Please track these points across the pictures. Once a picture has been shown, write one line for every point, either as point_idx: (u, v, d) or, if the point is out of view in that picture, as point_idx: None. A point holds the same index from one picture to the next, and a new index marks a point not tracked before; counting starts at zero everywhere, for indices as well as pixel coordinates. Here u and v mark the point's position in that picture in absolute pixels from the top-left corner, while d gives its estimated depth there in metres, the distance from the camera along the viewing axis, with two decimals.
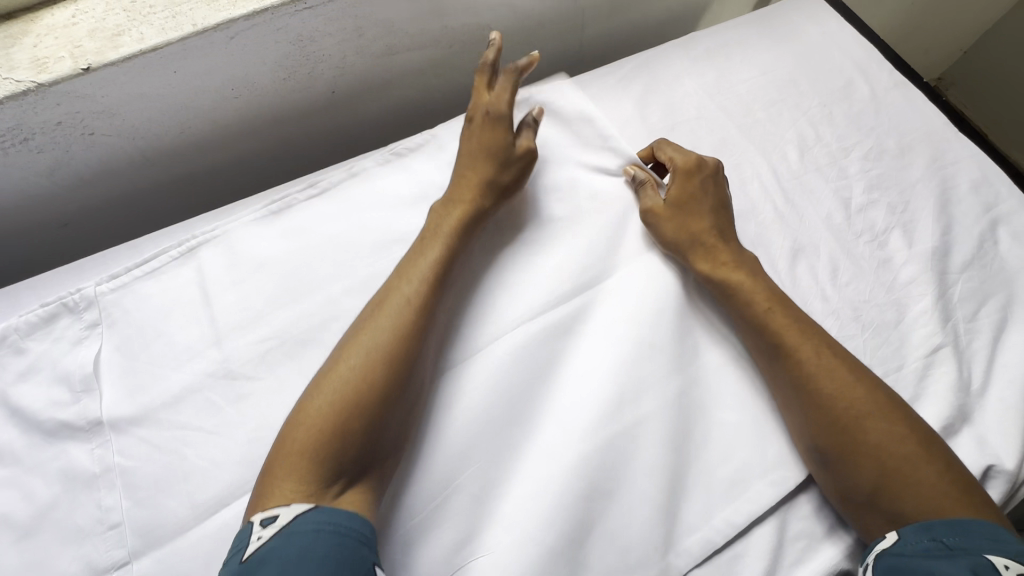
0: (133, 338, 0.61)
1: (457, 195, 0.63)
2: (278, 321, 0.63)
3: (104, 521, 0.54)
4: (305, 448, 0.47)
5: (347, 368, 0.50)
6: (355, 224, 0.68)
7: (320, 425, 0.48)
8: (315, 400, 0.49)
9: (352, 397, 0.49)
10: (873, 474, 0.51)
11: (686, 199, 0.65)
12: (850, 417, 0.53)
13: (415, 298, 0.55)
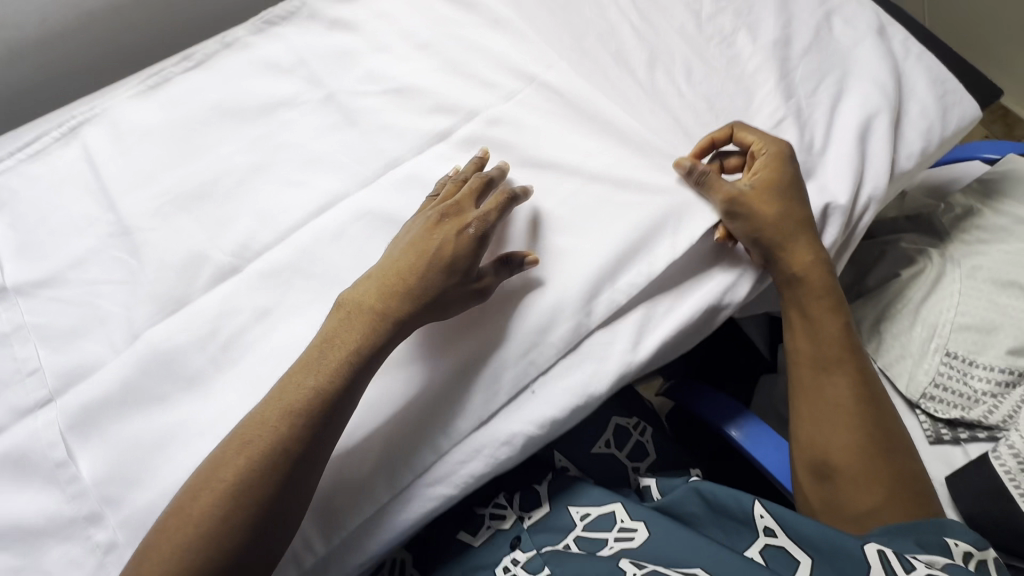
0: (27, 214, 0.63)
1: (426, 225, 0.59)
2: (169, 183, 0.66)
3: (22, 370, 0.57)
4: (232, 489, 0.48)
5: (281, 411, 0.51)
6: (234, 88, 0.70)
7: (250, 463, 0.49)
8: (252, 433, 0.51)
9: (288, 443, 0.50)
10: (834, 424, 0.62)
11: (778, 184, 0.62)
12: (842, 404, 0.62)
13: (365, 341, 0.54)
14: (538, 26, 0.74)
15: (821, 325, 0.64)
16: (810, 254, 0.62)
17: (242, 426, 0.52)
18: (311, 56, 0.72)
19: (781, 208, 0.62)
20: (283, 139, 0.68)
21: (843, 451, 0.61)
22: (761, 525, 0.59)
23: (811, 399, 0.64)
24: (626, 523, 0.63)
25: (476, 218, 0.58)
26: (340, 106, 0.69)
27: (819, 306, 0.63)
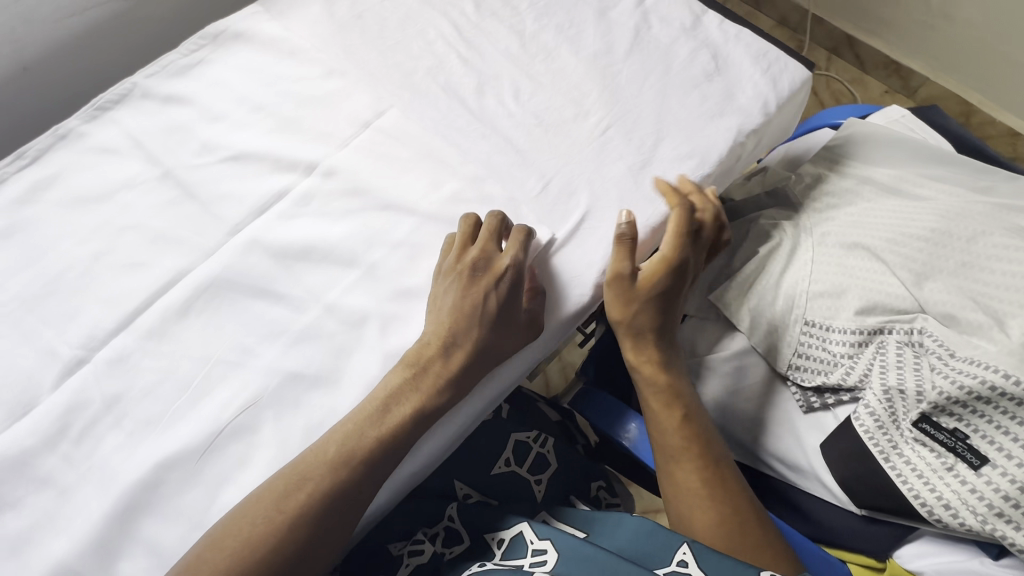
0: None
1: (483, 277, 0.60)
2: (12, 284, 0.65)
3: None
4: (290, 513, 0.51)
5: (351, 446, 0.54)
6: (73, 181, 0.70)
7: (309, 497, 0.52)
8: (322, 461, 0.54)
9: (356, 482, 0.54)
10: (693, 503, 0.62)
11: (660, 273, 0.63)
12: (697, 485, 0.62)
13: (434, 389, 0.57)
14: (368, 71, 0.75)
15: (667, 415, 0.65)
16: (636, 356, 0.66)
17: (315, 454, 0.54)
18: (148, 139, 0.72)
19: (640, 301, 0.63)
20: (124, 222, 0.68)
21: (704, 528, 0.61)
22: (677, 557, 0.58)
23: (671, 487, 0.64)
24: (535, 547, 0.61)
25: (510, 267, 0.60)
26: (179, 181, 0.69)
27: (659, 391, 0.66)
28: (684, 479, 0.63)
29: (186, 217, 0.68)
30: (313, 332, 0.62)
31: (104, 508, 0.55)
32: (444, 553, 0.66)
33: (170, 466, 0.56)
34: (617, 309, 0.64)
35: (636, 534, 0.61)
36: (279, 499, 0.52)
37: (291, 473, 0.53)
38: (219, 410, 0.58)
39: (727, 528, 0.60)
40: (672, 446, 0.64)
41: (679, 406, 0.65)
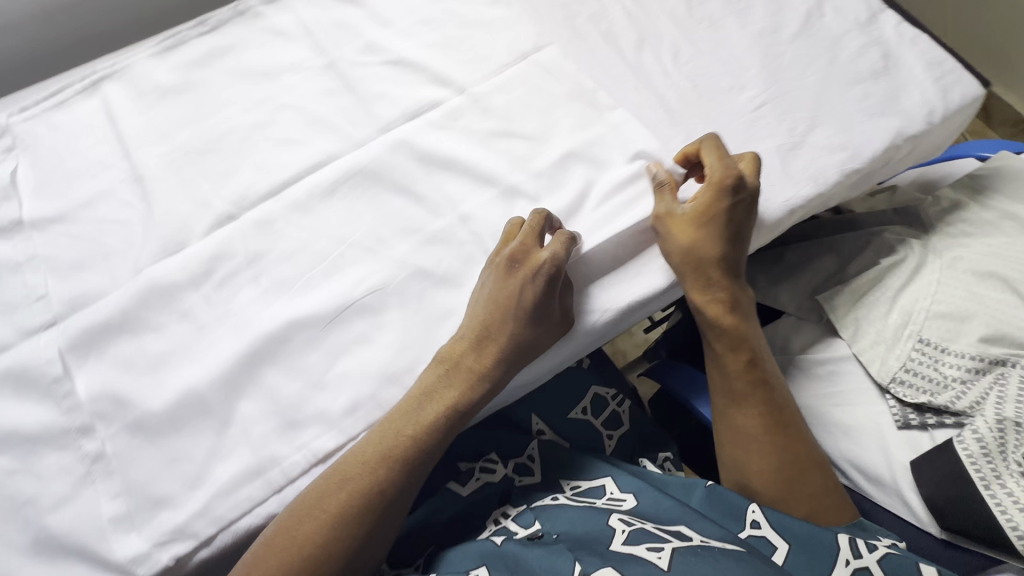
0: (45, 156, 0.68)
1: (520, 271, 0.58)
2: (178, 136, 0.69)
3: (31, 295, 0.61)
4: (346, 510, 0.52)
5: (398, 449, 0.54)
6: (244, 55, 0.74)
7: (359, 496, 0.53)
8: (375, 457, 0.54)
9: (396, 486, 0.54)
10: (748, 453, 0.63)
11: (709, 203, 0.61)
12: (756, 434, 0.63)
13: (461, 395, 0.57)
14: (533, 5, 0.76)
15: (733, 357, 0.64)
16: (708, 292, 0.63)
17: (363, 454, 0.54)
18: (317, 29, 0.75)
19: (706, 220, 0.61)
20: (285, 101, 0.71)
21: (761, 474, 0.62)
22: (750, 518, 0.60)
23: (727, 432, 0.65)
24: (615, 493, 0.64)
25: (551, 260, 0.58)
26: (341, 74, 0.73)
27: (730, 325, 0.64)
28: (743, 425, 0.63)
29: (343, 107, 0.71)
30: (445, 237, 0.64)
31: (235, 350, 0.59)
32: (514, 480, 0.70)
33: (298, 327, 0.60)
34: (679, 240, 0.62)
35: (706, 500, 0.62)
36: (334, 491, 0.53)
37: (340, 469, 0.54)
38: (348, 289, 0.62)
39: (788, 473, 0.62)
40: (733, 388, 0.64)
41: (744, 350, 0.64)
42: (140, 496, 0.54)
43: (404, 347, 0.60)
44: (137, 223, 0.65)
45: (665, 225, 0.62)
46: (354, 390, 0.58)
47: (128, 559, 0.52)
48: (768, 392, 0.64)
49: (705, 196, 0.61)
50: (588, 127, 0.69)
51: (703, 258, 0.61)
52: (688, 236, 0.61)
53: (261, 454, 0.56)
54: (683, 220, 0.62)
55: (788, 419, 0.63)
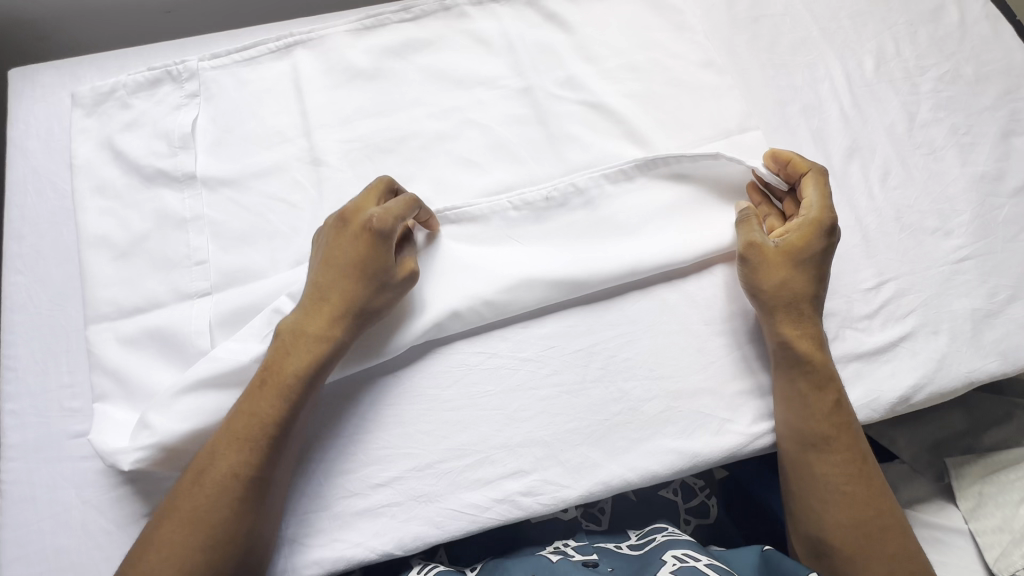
0: (226, 112, 0.66)
1: (349, 224, 0.54)
2: (361, 126, 0.67)
3: (191, 258, 0.60)
4: (216, 501, 0.48)
5: (246, 432, 0.50)
6: (440, 56, 0.70)
7: (199, 489, 0.48)
8: (240, 437, 0.50)
9: (245, 467, 0.49)
10: (826, 502, 0.55)
11: (795, 245, 0.58)
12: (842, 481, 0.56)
13: (306, 363, 0.52)
14: (746, 82, 0.72)
15: (816, 398, 0.57)
16: (796, 330, 0.58)
17: (221, 439, 0.50)
18: (521, 47, 0.71)
19: (794, 259, 0.58)
20: (472, 117, 0.68)
21: (839, 530, 0.55)
22: None
23: (805, 480, 0.57)
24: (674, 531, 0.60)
25: (376, 214, 0.54)
26: (535, 102, 0.69)
27: (815, 355, 0.57)
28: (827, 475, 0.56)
29: (530, 139, 0.68)
30: (608, 307, 0.61)
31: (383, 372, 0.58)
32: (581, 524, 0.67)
33: (443, 362, 0.59)
34: (770, 274, 0.58)
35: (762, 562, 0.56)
36: (197, 492, 0.48)
37: (198, 460, 0.50)
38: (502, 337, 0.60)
39: (869, 535, 0.54)
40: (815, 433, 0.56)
41: (833, 388, 0.57)
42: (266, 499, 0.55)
43: (543, 417, 0.57)
44: (303, 207, 0.63)
45: (760, 270, 0.59)
46: (486, 447, 0.56)
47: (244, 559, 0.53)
48: (853, 439, 0.57)
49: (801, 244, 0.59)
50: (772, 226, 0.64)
51: (799, 300, 0.58)
52: (787, 275, 0.58)
53: (384, 487, 0.55)
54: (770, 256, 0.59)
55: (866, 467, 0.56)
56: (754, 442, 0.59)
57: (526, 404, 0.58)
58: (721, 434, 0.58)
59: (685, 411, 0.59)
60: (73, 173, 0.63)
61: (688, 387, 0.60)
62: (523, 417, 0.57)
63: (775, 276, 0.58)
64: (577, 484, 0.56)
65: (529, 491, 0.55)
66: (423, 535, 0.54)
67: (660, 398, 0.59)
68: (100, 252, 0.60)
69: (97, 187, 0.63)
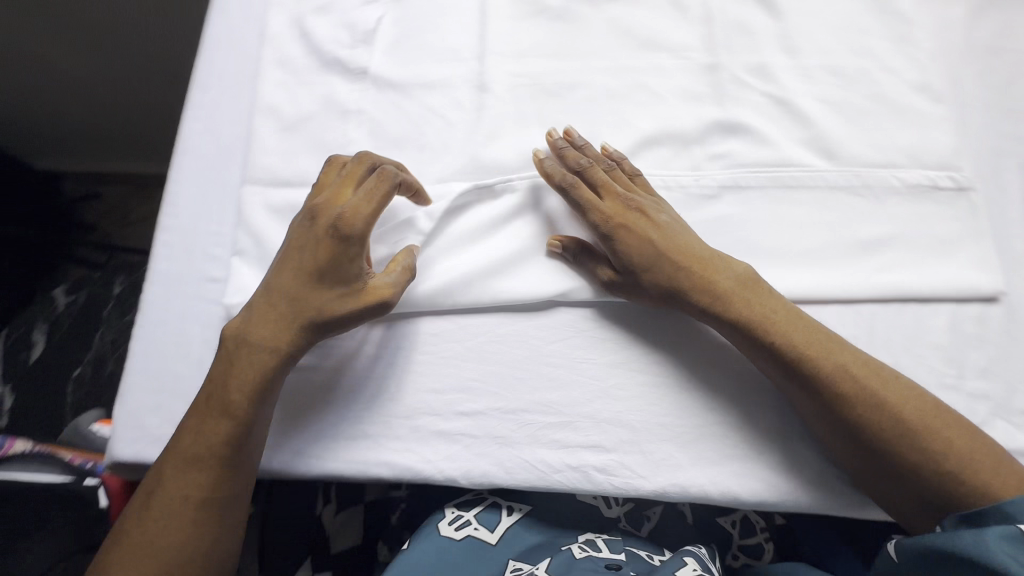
0: (411, 17, 0.67)
1: (349, 196, 0.54)
2: (534, 63, 0.65)
3: (345, 148, 0.62)
4: (237, 427, 0.50)
5: (285, 319, 0.52)
6: (631, 10, 0.67)
7: (163, 516, 0.49)
8: (279, 323, 0.52)
9: (239, 428, 0.50)
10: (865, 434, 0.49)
11: (654, 257, 0.54)
12: (864, 429, 0.49)
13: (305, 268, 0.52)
14: (962, 117, 0.64)
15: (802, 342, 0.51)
16: (801, 328, 0.52)
17: (190, 453, 0.50)
18: (720, 21, 0.66)
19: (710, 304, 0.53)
20: (648, 82, 0.64)
21: (867, 460, 0.50)
22: None
23: (855, 452, 0.50)
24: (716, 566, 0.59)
25: (567, 184, 0.57)
26: (718, 83, 0.64)
27: (831, 361, 0.51)
28: (888, 448, 0.48)
29: (703, 118, 0.63)
30: None
31: (492, 311, 0.58)
32: (622, 521, 0.67)
33: (551, 317, 0.58)
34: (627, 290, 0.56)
35: None
36: (189, 445, 0.50)
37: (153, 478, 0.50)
38: (613, 312, 0.58)
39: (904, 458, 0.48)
40: (851, 411, 0.49)
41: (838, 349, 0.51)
42: (353, 399, 0.56)
43: (636, 402, 0.55)
44: (459, 130, 0.63)
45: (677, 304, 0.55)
46: (573, 413, 0.55)
47: (319, 445, 0.55)
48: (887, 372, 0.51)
49: (713, 269, 0.54)
50: (943, 287, 0.57)
51: (686, 303, 0.54)
52: (607, 270, 0.56)
53: (468, 417, 0.55)
54: (686, 261, 0.54)
55: (932, 422, 0.48)
56: (855, 503, 0.53)
57: (644, 393, 0.56)
58: (820, 481, 0.54)
59: (785, 444, 0.55)
60: (261, 44, 0.67)
61: (772, 401, 0.56)
62: (633, 404, 0.56)
63: (643, 287, 0.55)
64: (653, 478, 0.54)
65: (604, 468, 0.54)
66: (492, 475, 0.54)
67: (762, 424, 0.55)
68: (268, 121, 0.63)
69: (279, 60, 0.65)
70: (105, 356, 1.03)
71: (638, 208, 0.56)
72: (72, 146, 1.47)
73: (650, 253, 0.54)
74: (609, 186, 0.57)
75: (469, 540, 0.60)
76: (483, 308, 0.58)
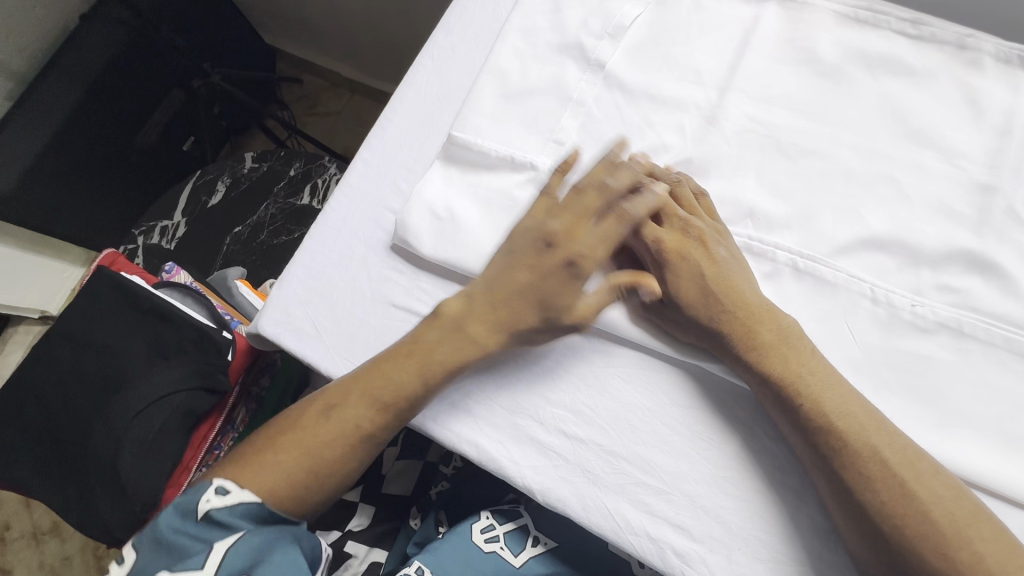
0: (667, 25, 0.64)
1: None
2: (777, 114, 0.59)
3: (553, 133, 0.62)
4: (398, 411, 0.52)
5: (486, 316, 0.53)
6: (914, 94, 0.58)
7: (336, 420, 0.51)
8: (479, 319, 0.53)
9: (424, 384, 0.52)
10: (875, 548, 0.44)
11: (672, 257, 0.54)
12: (906, 541, 0.43)
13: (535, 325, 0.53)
14: None
15: (868, 455, 0.45)
16: (870, 457, 0.45)
17: (368, 391, 0.52)
18: (1021, 140, 0.55)
19: (769, 389, 0.49)
20: (900, 176, 0.56)
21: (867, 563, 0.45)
22: None
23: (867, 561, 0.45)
24: None
25: (652, 238, 0.54)
26: (986, 209, 0.54)
27: (863, 441, 0.45)
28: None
29: (952, 241, 0.54)
30: None
31: (632, 349, 0.56)
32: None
33: (688, 381, 0.54)
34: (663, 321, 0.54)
35: None
36: (343, 418, 0.51)
37: (329, 395, 0.53)
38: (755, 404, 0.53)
39: None
40: (901, 531, 0.43)
41: (894, 451, 0.45)
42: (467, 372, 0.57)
43: (743, 506, 0.51)
44: (670, 155, 0.60)
45: (701, 337, 0.52)
46: (672, 484, 0.52)
47: None
48: (891, 435, 0.46)
49: (823, 391, 0.47)
50: None
51: (722, 348, 0.51)
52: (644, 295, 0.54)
53: (569, 439, 0.54)
54: (785, 372, 0.49)
55: (965, 533, 0.42)
56: None
57: (754, 499, 0.51)
58: None
59: None
60: (514, 6, 0.67)
61: None
62: (738, 505, 0.51)
63: (683, 323, 0.53)
64: None
65: (682, 554, 0.50)
66: (567, 504, 0.52)
67: None
68: (493, 81, 0.64)
69: (525, 27, 0.66)
70: (262, 224, 1.13)
71: (699, 235, 0.54)
72: (297, 32, 1.63)
73: (703, 287, 0.52)
74: (673, 209, 0.55)
75: (494, 557, 0.59)
76: (611, 338, 0.56)
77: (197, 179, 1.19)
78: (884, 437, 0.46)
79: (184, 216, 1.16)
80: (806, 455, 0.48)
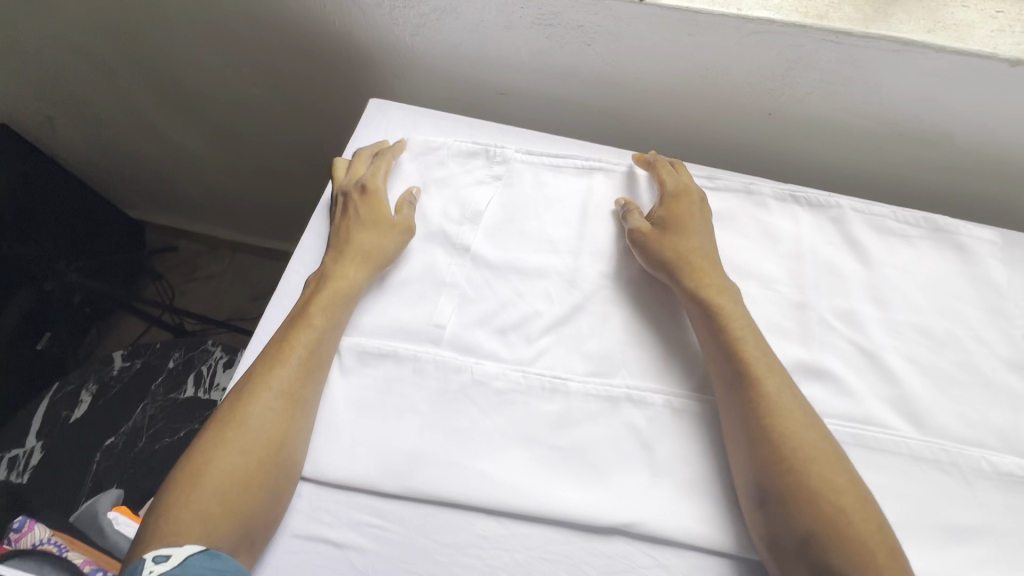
0: (517, 204, 0.72)
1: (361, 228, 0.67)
2: (625, 269, 0.68)
3: (432, 319, 0.64)
4: (291, 397, 0.57)
5: (336, 284, 0.63)
6: (726, 236, 0.70)
7: (236, 426, 0.54)
8: (330, 294, 0.62)
9: (315, 335, 0.60)
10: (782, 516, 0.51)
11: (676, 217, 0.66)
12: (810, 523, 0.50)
13: (359, 271, 0.64)
14: None
15: (796, 429, 0.54)
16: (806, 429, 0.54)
17: (268, 363, 0.58)
18: (811, 261, 0.68)
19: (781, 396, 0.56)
20: None
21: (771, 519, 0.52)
22: None
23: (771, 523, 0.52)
24: None
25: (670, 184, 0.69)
26: (805, 322, 0.65)
27: (792, 425, 0.54)
28: (803, 517, 0.50)
29: (789, 356, 0.63)
30: None
31: (550, 522, 0.56)
32: None
33: (607, 543, 0.55)
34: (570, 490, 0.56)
35: None
36: (248, 416, 0.55)
37: (229, 406, 0.56)
38: (693, 521, 0.55)
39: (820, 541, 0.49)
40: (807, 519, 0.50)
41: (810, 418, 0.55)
42: None
43: None
44: (544, 320, 0.65)
45: None
46: None
47: None
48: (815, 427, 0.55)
49: (743, 325, 0.60)
50: None
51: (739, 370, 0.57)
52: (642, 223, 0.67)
53: None
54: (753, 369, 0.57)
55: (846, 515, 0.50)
56: None
57: None
58: None
59: None
60: None
61: None
62: None
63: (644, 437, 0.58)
64: None
65: None
66: None
67: None
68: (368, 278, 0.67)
69: None
70: (140, 429, 1.02)
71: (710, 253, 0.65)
72: (165, 206, 1.59)
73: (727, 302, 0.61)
74: (687, 176, 0.70)
75: None
76: (526, 518, 0.56)
77: (54, 391, 1.06)
78: (813, 426, 0.54)
79: (40, 439, 1.00)
80: (732, 426, 0.56)
